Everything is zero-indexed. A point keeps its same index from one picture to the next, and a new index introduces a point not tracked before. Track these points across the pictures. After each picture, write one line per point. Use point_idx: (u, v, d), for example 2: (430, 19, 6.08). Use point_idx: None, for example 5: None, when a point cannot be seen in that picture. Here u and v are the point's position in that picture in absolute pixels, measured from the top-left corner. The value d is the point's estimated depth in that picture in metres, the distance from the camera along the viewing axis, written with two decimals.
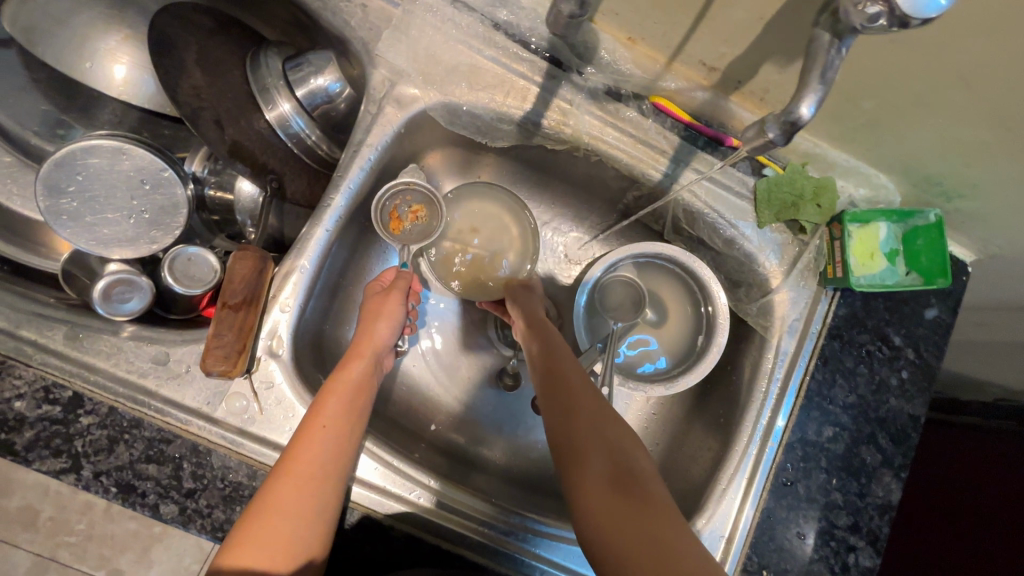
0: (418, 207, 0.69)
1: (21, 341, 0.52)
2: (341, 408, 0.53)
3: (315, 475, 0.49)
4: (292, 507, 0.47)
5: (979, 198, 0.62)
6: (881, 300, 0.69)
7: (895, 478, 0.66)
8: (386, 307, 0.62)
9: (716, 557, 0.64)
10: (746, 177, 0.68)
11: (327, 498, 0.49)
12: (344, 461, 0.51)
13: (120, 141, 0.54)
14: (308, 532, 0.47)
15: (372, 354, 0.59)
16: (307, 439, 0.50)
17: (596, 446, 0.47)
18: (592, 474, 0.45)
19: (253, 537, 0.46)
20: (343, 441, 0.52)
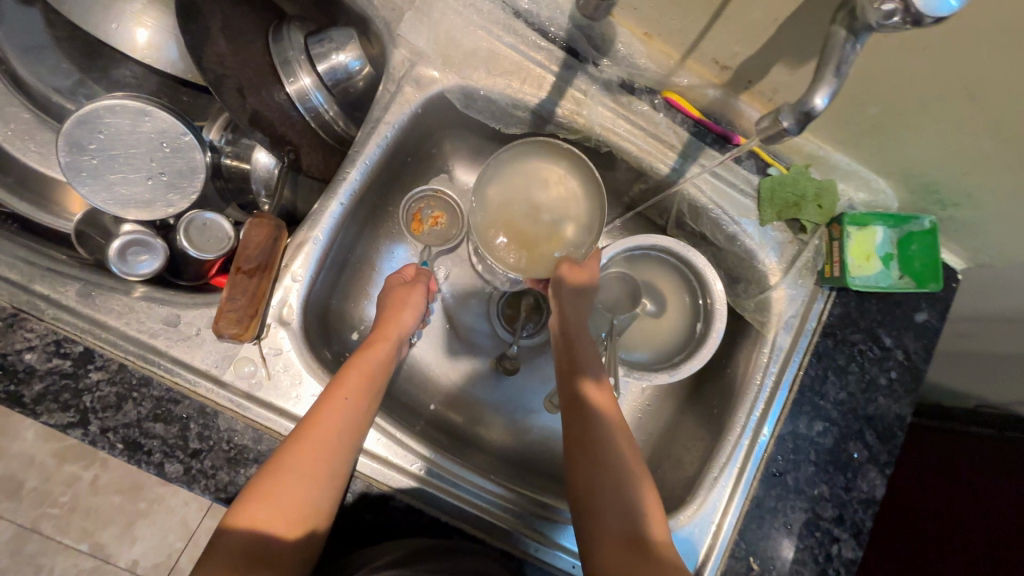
0: (440, 213, 0.77)
1: (33, 295, 0.52)
2: (360, 382, 0.55)
3: (333, 441, 0.51)
4: (306, 472, 0.49)
5: (973, 207, 0.64)
6: (875, 302, 0.71)
7: (880, 474, 0.68)
8: (411, 298, 0.67)
9: (704, 543, 0.66)
10: (750, 175, 0.69)
11: (340, 466, 0.51)
12: (359, 432, 0.53)
13: (144, 102, 0.54)
14: (318, 496, 0.49)
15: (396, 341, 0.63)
16: (328, 406, 0.52)
17: (612, 501, 0.54)
18: (609, 527, 0.52)
19: (267, 494, 0.48)
20: (361, 413, 0.54)
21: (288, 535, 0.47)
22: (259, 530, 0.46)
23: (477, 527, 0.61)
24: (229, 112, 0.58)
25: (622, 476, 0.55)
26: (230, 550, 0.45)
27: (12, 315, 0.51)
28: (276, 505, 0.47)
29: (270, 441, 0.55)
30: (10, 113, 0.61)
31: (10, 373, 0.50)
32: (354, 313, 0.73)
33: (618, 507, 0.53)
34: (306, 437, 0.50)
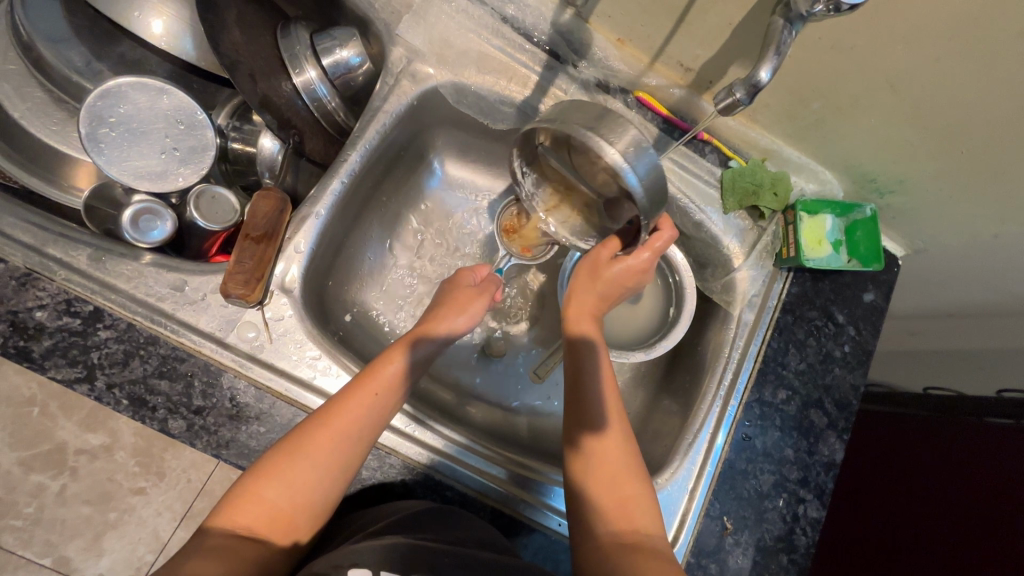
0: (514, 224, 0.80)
1: (46, 258, 0.54)
2: (392, 382, 0.57)
3: (353, 437, 0.53)
4: (323, 459, 0.52)
5: (905, 194, 0.73)
6: (827, 283, 0.78)
7: (838, 439, 0.74)
8: (470, 304, 0.67)
9: (681, 505, 0.70)
10: (714, 167, 0.77)
11: (354, 461, 0.54)
12: (378, 430, 0.56)
13: (165, 83, 0.60)
14: (328, 486, 0.52)
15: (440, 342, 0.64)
16: (354, 402, 0.54)
17: (601, 511, 0.57)
18: (597, 534, 0.55)
19: (282, 474, 0.50)
20: (384, 413, 0.56)
21: (294, 517, 0.51)
22: (270, 506, 0.49)
23: (470, 489, 0.63)
24: (242, 95, 0.63)
25: (615, 484, 0.58)
26: (240, 520, 0.48)
27: (24, 275, 0.53)
28: (288, 486, 0.50)
29: (271, 400, 0.57)
30: (26, 94, 0.64)
31: (21, 329, 0.52)
32: (347, 296, 0.76)
33: (604, 510, 0.57)
34: (329, 427, 0.53)
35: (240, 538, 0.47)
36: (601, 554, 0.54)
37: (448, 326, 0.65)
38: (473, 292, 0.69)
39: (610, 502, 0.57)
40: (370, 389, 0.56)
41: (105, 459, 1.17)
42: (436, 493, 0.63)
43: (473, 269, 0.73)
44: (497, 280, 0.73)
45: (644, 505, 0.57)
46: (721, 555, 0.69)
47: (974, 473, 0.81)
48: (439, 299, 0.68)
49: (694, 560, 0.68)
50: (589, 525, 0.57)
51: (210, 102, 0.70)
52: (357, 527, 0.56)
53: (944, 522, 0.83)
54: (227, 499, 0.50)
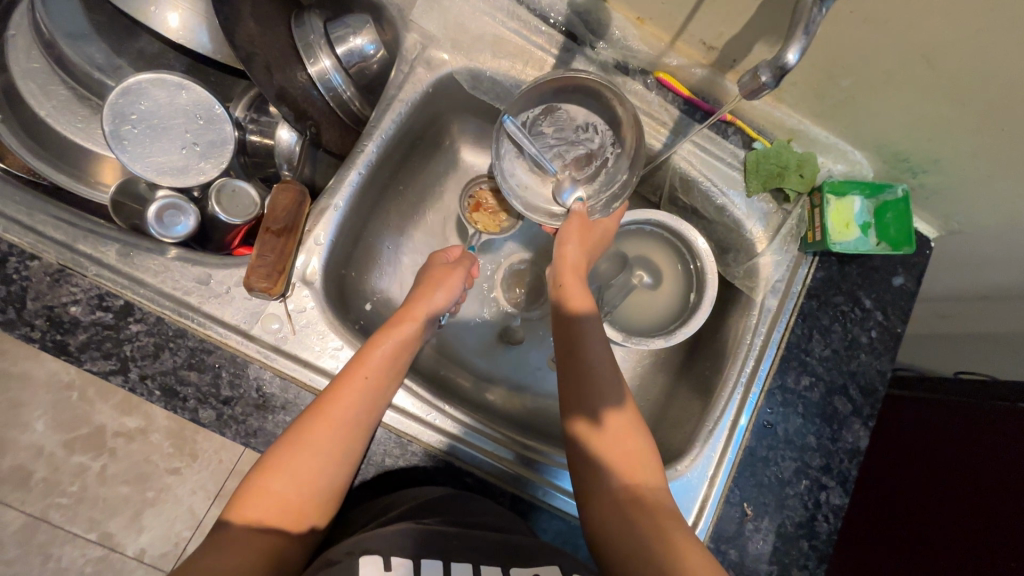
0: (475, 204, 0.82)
1: (77, 254, 0.56)
2: (383, 364, 0.58)
3: (350, 420, 0.54)
4: (322, 448, 0.53)
5: (940, 173, 0.70)
6: (855, 267, 0.76)
7: (863, 426, 0.73)
8: (448, 279, 0.67)
9: (701, 491, 0.70)
10: (737, 149, 0.75)
11: (356, 446, 0.55)
12: (376, 411, 0.56)
13: (183, 77, 0.60)
14: (334, 473, 0.53)
15: (427, 317, 0.64)
16: (346, 388, 0.55)
17: (609, 467, 0.58)
18: (606, 489, 0.57)
19: (285, 468, 0.51)
20: (378, 395, 0.56)
21: (305, 506, 0.52)
22: (276, 499, 0.51)
23: (489, 474, 0.65)
24: (260, 89, 0.63)
25: (616, 438, 0.60)
26: (252, 515, 0.50)
27: (58, 271, 0.55)
28: (293, 477, 0.51)
29: (296, 390, 0.59)
30: (50, 91, 0.65)
31: (57, 323, 0.54)
32: (366, 285, 0.77)
33: (613, 465, 0.58)
34: (324, 415, 0.54)
35: (251, 530, 0.49)
36: (613, 509, 0.56)
37: (434, 300, 0.65)
38: (448, 267, 0.69)
39: (618, 457, 0.58)
40: (360, 372, 0.56)
41: (141, 441, 1.22)
42: (457, 480, 0.64)
43: (444, 251, 0.73)
44: (472, 256, 0.73)
45: (650, 459, 0.59)
46: (740, 541, 0.69)
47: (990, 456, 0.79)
48: (422, 278, 0.68)
49: (714, 544, 0.68)
50: (598, 483, 0.58)
51: (228, 95, 0.71)
52: (375, 512, 0.57)
53: (956, 502, 0.81)
54: (237, 496, 0.51)
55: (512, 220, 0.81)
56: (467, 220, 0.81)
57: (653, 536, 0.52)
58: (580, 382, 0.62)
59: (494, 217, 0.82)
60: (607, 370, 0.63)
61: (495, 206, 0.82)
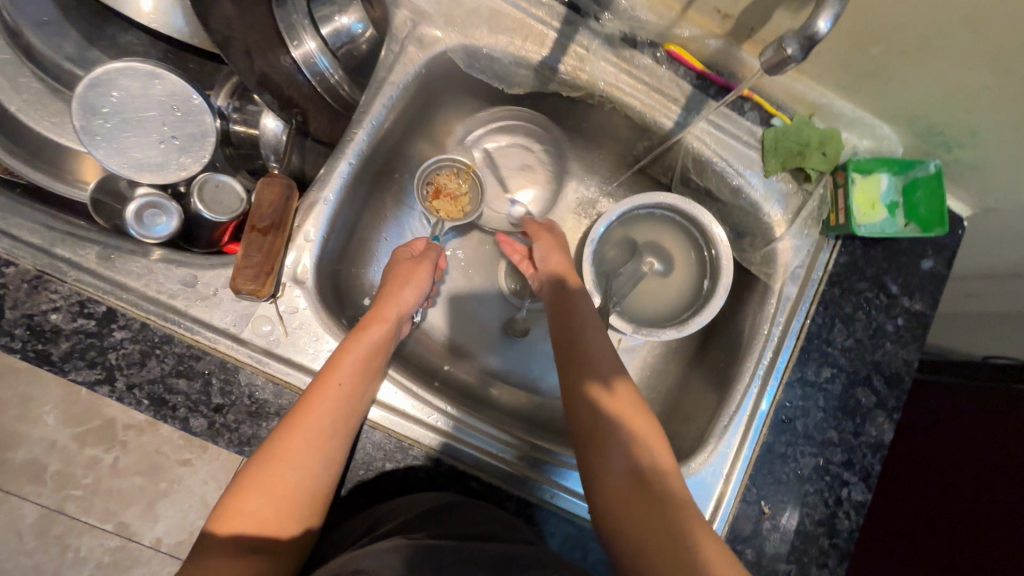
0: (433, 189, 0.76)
1: (55, 259, 0.53)
2: (354, 368, 0.56)
3: (325, 430, 0.53)
4: (297, 462, 0.51)
5: (977, 148, 0.64)
6: (881, 250, 0.72)
7: (888, 419, 0.70)
8: (414, 275, 0.67)
9: (716, 489, 0.67)
10: (755, 126, 0.70)
11: (334, 455, 0.53)
12: (352, 417, 0.55)
13: (155, 66, 0.56)
14: (312, 484, 0.52)
15: (396, 317, 0.63)
16: (319, 398, 0.53)
17: (617, 453, 0.56)
18: (616, 478, 0.55)
19: (262, 483, 0.50)
20: (351, 402, 0.55)
21: (286, 521, 0.50)
22: (254, 517, 0.49)
23: (493, 477, 0.62)
24: (238, 74, 0.58)
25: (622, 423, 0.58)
26: (233, 532, 0.48)
27: (35, 277, 0.52)
28: (271, 492, 0.50)
29: (290, 395, 0.56)
30: (21, 85, 0.62)
31: (38, 332, 0.52)
32: (363, 279, 0.74)
33: (624, 450, 0.56)
34: (297, 428, 0.52)
35: (232, 551, 0.48)
36: (625, 497, 0.53)
37: (401, 299, 0.65)
38: (411, 264, 0.68)
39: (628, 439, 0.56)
40: (331, 380, 0.54)
41: None
42: (460, 484, 0.61)
43: (409, 245, 0.72)
44: (436, 247, 0.72)
45: (659, 441, 0.57)
46: (758, 540, 0.66)
47: (1015, 444, 0.75)
48: (386, 277, 0.68)
49: (729, 544, 0.66)
50: (604, 473, 0.56)
51: (207, 81, 0.66)
52: (374, 522, 0.55)
53: (976, 491, 0.78)
54: (214, 516, 0.50)
55: (477, 208, 0.77)
56: (427, 208, 0.75)
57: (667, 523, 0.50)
58: (577, 373, 0.62)
59: (456, 203, 0.77)
60: (608, 355, 0.64)
61: (455, 191, 0.77)
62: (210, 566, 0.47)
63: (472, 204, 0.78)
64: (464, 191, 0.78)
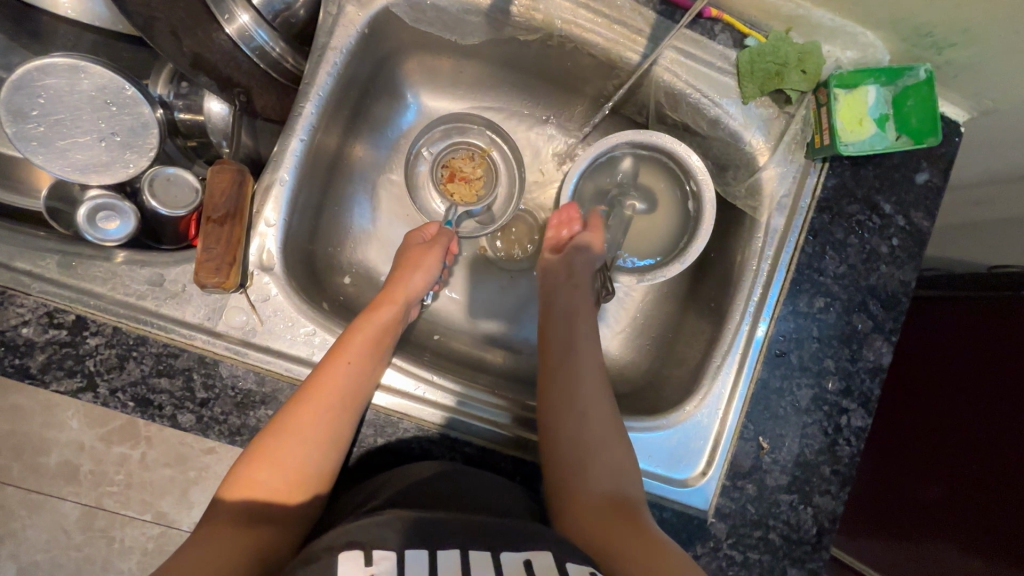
0: (447, 174, 0.78)
1: (17, 272, 0.53)
2: (365, 348, 0.57)
3: (337, 405, 0.54)
4: (308, 436, 0.52)
5: (970, 45, 0.59)
6: (871, 168, 0.68)
7: (886, 341, 0.68)
8: (424, 261, 0.67)
9: (713, 429, 0.67)
10: (727, 50, 0.66)
11: (342, 431, 0.55)
12: (362, 394, 0.56)
13: (78, 59, 0.54)
14: (319, 460, 0.53)
15: (402, 306, 0.64)
16: (330, 376, 0.54)
17: (593, 472, 0.60)
18: (586, 496, 0.59)
19: (271, 456, 0.51)
20: (362, 382, 0.56)
21: (291, 492, 0.52)
22: (263, 488, 0.50)
23: (486, 440, 0.63)
24: (168, 58, 0.57)
25: (600, 442, 0.61)
26: (236, 497, 0.50)
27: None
28: (280, 465, 0.51)
29: (273, 382, 0.56)
30: None
31: (13, 348, 0.52)
32: (341, 257, 0.73)
33: (598, 471, 0.60)
34: (308, 404, 0.53)
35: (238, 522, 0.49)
36: (591, 515, 0.58)
37: (409, 283, 0.65)
38: (424, 247, 0.69)
39: (605, 461, 0.60)
40: (342, 358, 0.56)
41: None
42: (455, 452, 0.62)
43: (422, 229, 0.72)
44: (450, 232, 0.72)
45: (630, 464, 0.61)
46: (758, 475, 0.66)
47: (1011, 353, 0.73)
48: (398, 263, 0.69)
49: (729, 482, 0.66)
50: (577, 491, 0.59)
51: (144, 70, 0.63)
52: (365, 497, 0.56)
53: (974, 400, 0.76)
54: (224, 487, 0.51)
55: (490, 188, 0.80)
56: (443, 192, 0.79)
57: (631, 539, 0.54)
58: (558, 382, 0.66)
59: (469, 187, 0.79)
60: (585, 366, 0.67)
61: (471, 174, 0.79)
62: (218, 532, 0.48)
63: (486, 186, 0.80)
64: (478, 176, 0.79)
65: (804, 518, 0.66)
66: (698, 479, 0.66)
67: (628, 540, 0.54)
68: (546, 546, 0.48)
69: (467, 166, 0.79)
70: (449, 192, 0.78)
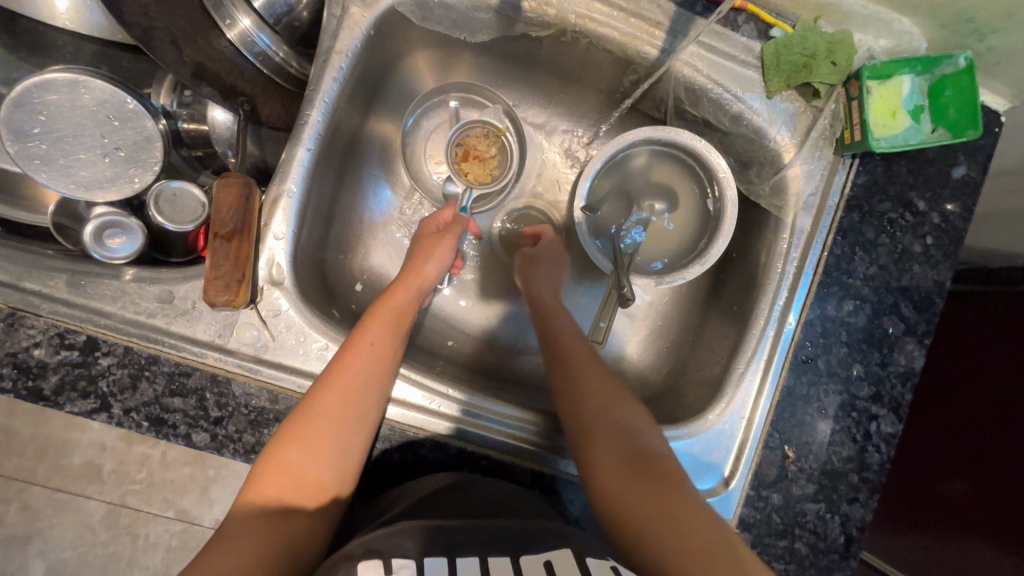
0: (461, 153, 0.76)
1: (26, 293, 0.52)
2: (385, 330, 0.57)
3: (360, 386, 0.53)
4: (335, 416, 0.51)
5: (1016, 32, 0.55)
6: (904, 163, 0.65)
7: (919, 345, 0.65)
8: (436, 249, 0.65)
9: (737, 438, 0.65)
10: (751, 41, 0.62)
11: (368, 413, 0.53)
12: (386, 377, 0.55)
13: (77, 72, 0.52)
14: (348, 443, 0.52)
15: (416, 294, 0.62)
16: (353, 354, 0.54)
17: (610, 435, 0.55)
18: (608, 460, 0.53)
19: (299, 438, 0.50)
20: (385, 363, 0.55)
21: (319, 477, 0.50)
22: (292, 473, 0.49)
23: (504, 453, 0.62)
24: (169, 69, 0.55)
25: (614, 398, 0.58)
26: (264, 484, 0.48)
27: (10, 315, 0.51)
28: (307, 448, 0.50)
29: (287, 399, 0.55)
30: None
31: (25, 369, 0.51)
32: (352, 265, 0.71)
33: (617, 428, 0.55)
34: (333, 383, 0.52)
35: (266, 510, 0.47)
36: (617, 477, 0.52)
37: (423, 275, 0.63)
38: (437, 237, 0.66)
39: (620, 418, 0.56)
40: (364, 339, 0.55)
41: None
42: (472, 465, 0.61)
43: (437, 214, 0.69)
44: (465, 218, 0.69)
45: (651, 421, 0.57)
46: (783, 484, 0.64)
47: None
48: (409, 253, 0.66)
49: (754, 492, 0.64)
50: (598, 458, 0.54)
51: (147, 80, 0.62)
52: (383, 509, 0.55)
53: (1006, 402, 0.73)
54: (250, 477, 0.49)
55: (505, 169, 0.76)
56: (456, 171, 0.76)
57: (667, 499, 0.49)
58: (557, 349, 0.63)
59: (483, 167, 0.76)
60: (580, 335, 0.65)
61: (485, 154, 0.76)
62: (247, 524, 0.46)
63: (500, 166, 0.77)
64: (492, 154, 0.77)
65: (832, 527, 0.64)
66: (721, 489, 0.64)
67: (665, 499, 0.49)
68: (566, 545, 0.47)
69: (482, 144, 0.76)
70: (463, 171, 0.75)
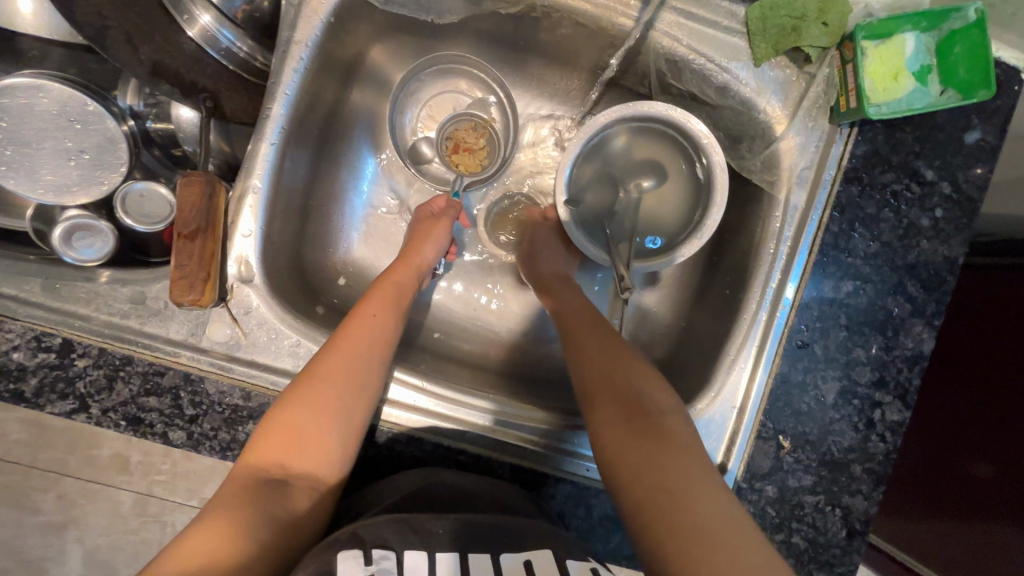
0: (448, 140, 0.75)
1: (3, 298, 0.53)
2: (387, 305, 0.58)
3: (367, 354, 0.54)
4: (341, 378, 0.51)
5: None
6: (910, 130, 0.60)
7: (927, 327, 0.61)
8: (432, 231, 0.67)
9: (727, 429, 0.62)
10: (735, 6, 0.58)
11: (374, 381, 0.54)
12: (390, 348, 0.56)
13: (35, 77, 0.53)
14: (354, 407, 0.52)
15: (414, 273, 0.63)
16: (358, 324, 0.55)
17: (607, 392, 0.52)
18: (607, 413, 0.51)
19: (301, 402, 0.50)
20: (389, 335, 0.56)
21: (321, 440, 0.49)
22: (296, 433, 0.49)
23: (483, 447, 0.61)
24: (127, 69, 0.56)
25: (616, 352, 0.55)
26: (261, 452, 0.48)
27: None
28: (310, 411, 0.50)
29: (259, 397, 0.55)
30: None
31: (6, 373, 0.52)
32: (332, 260, 0.70)
33: (616, 382, 0.52)
34: (338, 350, 0.53)
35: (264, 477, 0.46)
36: (617, 430, 0.49)
37: (422, 256, 0.65)
38: (432, 221, 0.68)
39: (618, 370, 0.53)
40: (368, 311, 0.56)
41: None
42: (449, 459, 0.60)
43: (429, 203, 0.71)
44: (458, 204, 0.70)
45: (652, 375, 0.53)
46: (778, 476, 0.61)
47: None
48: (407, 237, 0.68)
49: (746, 484, 0.61)
50: (598, 411, 0.51)
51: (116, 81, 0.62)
52: (359, 507, 0.54)
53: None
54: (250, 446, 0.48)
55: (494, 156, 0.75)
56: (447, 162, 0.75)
57: (667, 454, 0.46)
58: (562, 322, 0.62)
59: (471, 155, 0.76)
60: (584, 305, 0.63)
61: (473, 144, 0.76)
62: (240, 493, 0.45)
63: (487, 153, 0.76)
64: (480, 144, 0.76)
65: (832, 521, 0.61)
66: None
67: (663, 455, 0.46)
68: (547, 545, 0.46)
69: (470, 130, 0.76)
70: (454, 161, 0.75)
